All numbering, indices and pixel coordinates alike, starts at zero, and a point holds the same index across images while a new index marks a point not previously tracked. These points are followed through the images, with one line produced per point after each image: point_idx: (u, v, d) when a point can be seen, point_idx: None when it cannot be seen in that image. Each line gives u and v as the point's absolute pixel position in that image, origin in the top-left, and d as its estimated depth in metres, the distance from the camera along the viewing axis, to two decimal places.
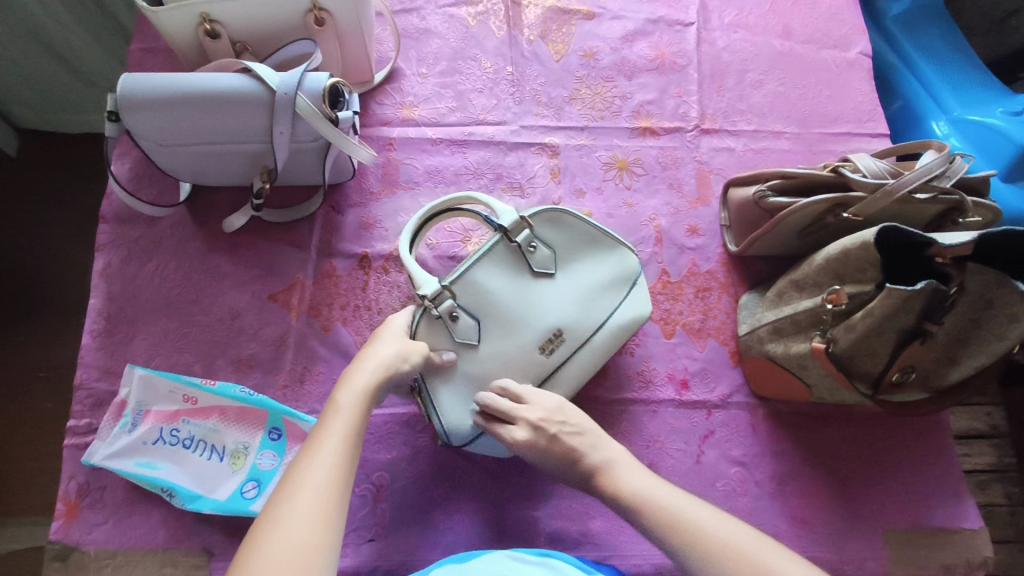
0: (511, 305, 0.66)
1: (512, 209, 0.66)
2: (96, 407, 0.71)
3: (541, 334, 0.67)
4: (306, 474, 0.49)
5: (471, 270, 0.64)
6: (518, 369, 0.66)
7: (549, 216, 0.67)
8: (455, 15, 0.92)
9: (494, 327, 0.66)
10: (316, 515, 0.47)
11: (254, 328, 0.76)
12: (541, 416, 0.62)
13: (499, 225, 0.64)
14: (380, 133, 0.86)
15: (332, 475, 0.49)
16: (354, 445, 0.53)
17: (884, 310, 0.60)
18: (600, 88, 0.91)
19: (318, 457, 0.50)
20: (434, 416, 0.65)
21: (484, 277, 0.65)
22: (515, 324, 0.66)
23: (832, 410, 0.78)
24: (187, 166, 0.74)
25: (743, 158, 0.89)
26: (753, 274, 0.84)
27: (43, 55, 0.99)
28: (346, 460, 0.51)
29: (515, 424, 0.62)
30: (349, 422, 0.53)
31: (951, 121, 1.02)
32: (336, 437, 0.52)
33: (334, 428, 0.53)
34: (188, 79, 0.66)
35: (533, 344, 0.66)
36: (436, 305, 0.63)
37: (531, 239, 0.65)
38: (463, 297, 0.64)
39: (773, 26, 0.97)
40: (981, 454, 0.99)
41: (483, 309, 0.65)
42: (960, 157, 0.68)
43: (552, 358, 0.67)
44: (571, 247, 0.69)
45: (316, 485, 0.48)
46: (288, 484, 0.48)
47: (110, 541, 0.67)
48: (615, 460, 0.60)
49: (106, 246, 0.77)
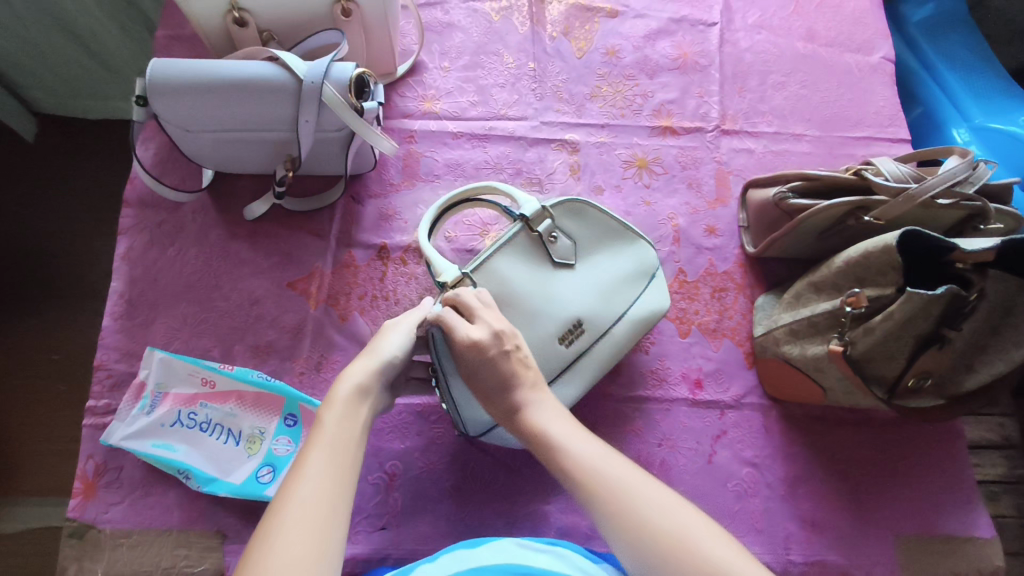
0: (533, 295, 0.65)
1: (534, 200, 0.66)
2: (115, 388, 0.72)
3: (562, 323, 0.66)
4: (294, 490, 0.46)
5: (493, 259, 0.64)
6: (538, 359, 0.66)
7: (570, 207, 0.68)
8: (478, 10, 0.93)
9: (514, 317, 0.65)
10: (309, 529, 0.44)
11: (272, 314, 0.76)
12: (488, 333, 0.58)
13: (521, 213, 0.65)
14: (401, 125, 0.86)
15: (324, 489, 0.47)
16: (347, 458, 0.50)
17: (904, 314, 0.59)
18: (621, 86, 0.91)
19: (307, 471, 0.48)
20: (452, 406, 0.65)
21: (505, 265, 0.65)
22: (535, 313, 0.65)
23: (846, 414, 0.78)
24: (210, 152, 0.74)
25: (763, 159, 0.89)
26: (770, 275, 0.84)
27: (69, 41, 1.00)
28: (339, 474, 0.49)
29: (473, 324, 0.59)
30: (336, 435, 0.51)
31: (972, 128, 1.01)
32: (324, 451, 0.50)
33: (320, 445, 0.50)
34: (220, 65, 0.67)
35: (553, 334, 0.66)
36: (457, 292, 0.63)
37: (552, 228, 0.66)
38: (485, 285, 0.64)
39: (796, 28, 0.96)
40: (992, 464, 0.98)
41: (504, 298, 0.65)
42: (984, 163, 0.66)
43: (571, 349, 0.67)
44: (591, 240, 0.69)
45: (304, 499, 0.46)
46: (276, 502, 0.46)
47: (126, 521, 0.68)
48: (540, 407, 0.57)
49: (129, 230, 0.78)
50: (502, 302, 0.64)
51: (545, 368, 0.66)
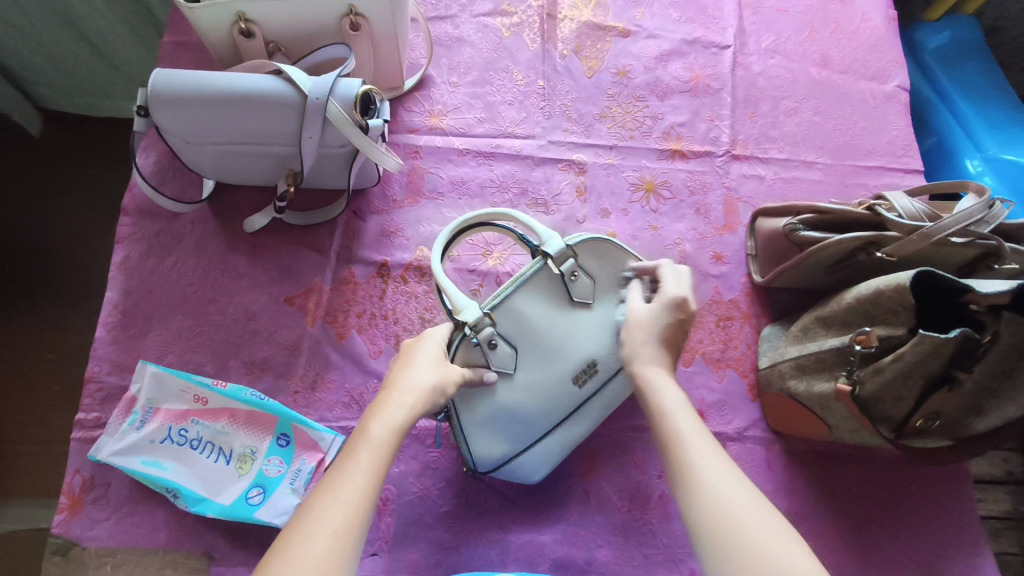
0: (549, 334, 0.65)
1: (558, 236, 0.64)
2: (106, 402, 0.71)
3: (577, 364, 0.66)
4: (324, 515, 0.43)
5: (513, 297, 0.63)
6: (552, 399, 0.66)
7: (593, 245, 0.66)
8: (489, 26, 0.91)
9: (529, 356, 0.65)
10: (325, 562, 0.40)
11: (269, 330, 0.75)
12: (675, 297, 0.60)
13: (544, 250, 0.63)
14: (407, 140, 0.85)
15: (349, 517, 0.43)
16: (379, 483, 0.47)
17: (915, 356, 0.58)
18: (631, 107, 0.90)
19: (338, 493, 0.44)
20: (462, 439, 0.65)
21: (525, 304, 0.64)
22: (550, 353, 0.65)
23: (850, 451, 0.77)
24: (211, 163, 0.73)
25: (773, 186, 0.88)
26: (776, 306, 0.83)
27: (76, 41, 1.00)
28: (368, 503, 0.45)
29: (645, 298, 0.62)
30: (380, 457, 0.48)
31: (986, 159, 0.99)
32: (361, 473, 0.46)
33: (359, 461, 0.47)
34: (225, 78, 0.65)
35: (567, 374, 0.66)
36: (476, 331, 0.60)
37: (574, 268, 0.64)
38: (503, 323, 0.63)
39: (811, 53, 0.95)
40: (996, 501, 0.96)
41: (521, 338, 0.64)
42: (1000, 202, 0.65)
43: (585, 389, 0.67)
44: (612, 279, 0.67)
45: (334, 526, 0.42)
46: (302, 522, 0.43)
47: (111, 539, 0.66)
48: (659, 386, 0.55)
49: (126, 239, 0.76)
50: (518, 342, 0.64)
51: (557, 407, 0.66)
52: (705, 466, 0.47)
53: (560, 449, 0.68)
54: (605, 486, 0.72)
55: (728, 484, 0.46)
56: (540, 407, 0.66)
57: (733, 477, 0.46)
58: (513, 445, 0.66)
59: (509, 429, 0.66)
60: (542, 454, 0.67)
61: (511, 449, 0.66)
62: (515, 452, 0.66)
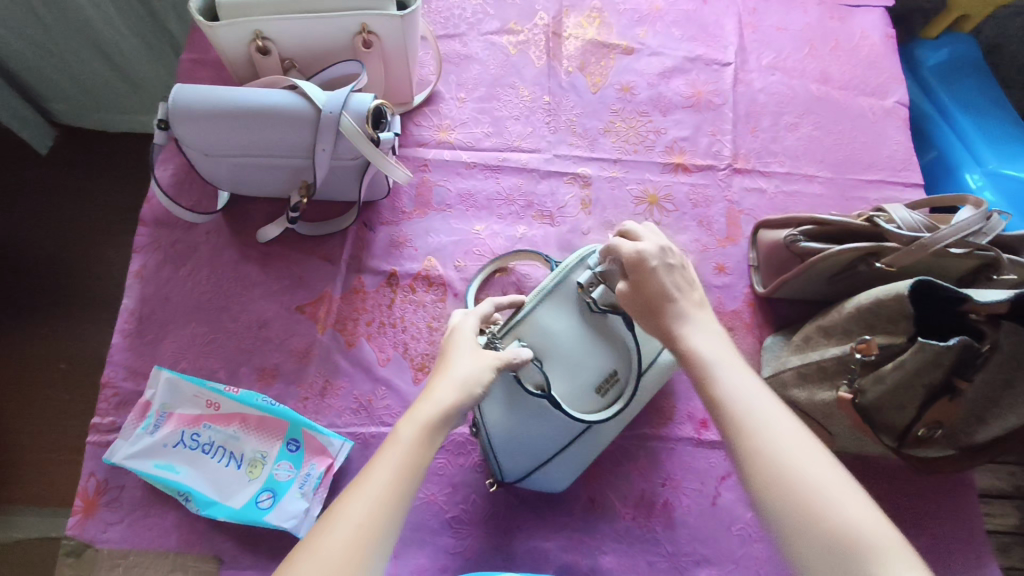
0: (572, 348, 0.66)
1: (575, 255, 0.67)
2: (121, 406, 0.72)
3: (599, 374, 0.67)
4: (348, 509, 0.45)
5: (535, 312, 0.65)
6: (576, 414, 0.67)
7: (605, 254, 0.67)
8: (496, 43, 0.94)
9: (554, 372, 0.66)
10: (348, 555, 0.43)
11: (280, 337, 0.77)
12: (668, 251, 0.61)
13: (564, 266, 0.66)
14: (415, 154, 0.87)
15: (377, 514, 0.45)
16: (409, 477, 0.48)
17: (915, 364, 0.58)
18: (634, 122, 0.92)
19: (364, 487, 0.46)
20: (491, 455, 0.67)
21: (547, 318, 0.65)
22: (573, 366, 0.66)
23: (852, 460, 0.77)
24: (227, 175, 0.75)
25: (775, 200, 0.89)
26: (779, 316, 0.84)
27: (96, 58, 1.03)
28: (396, 498, 0.46)
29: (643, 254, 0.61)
30: (407, 453, 0.49)
31: (986, 174, 1.00)
32: (387, 469, 0.48)
33: (386, 458, 0.48)
34: (244, 93, 0.68)
35: (589, 386, 0.66)
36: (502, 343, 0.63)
37: (594, 277, 0.65)
38: (530, 339, 0.65)
39: (810, 70, 0.97)
40: (1004, 515, 0.96)
41: (545, 352, 0.65)
42: (999, 214, 0.65)
43: (609, 399, 0.67)
44: None
45: (358, 520, 0.44)
46: (331, 514, 0.45)
47: (124, 541, 0.67)
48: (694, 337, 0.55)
49: (143, 249, 0.79)
50: (546, 357, 0.65)
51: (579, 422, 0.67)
52: (772, 425, 0.47)
53: (581, 459, 0.70)
54: (609, 494, 0.73)
55: (800, 441, 0.46)
56: (562, 422, 0.67)
57: (800, 436, 0.47)
58: (536, 459, 0.68)
59: (532, 444, 0.67)
60: (565, 466, 0.69)
61: (535, 462, 0.68)
62: (538, 464, 0.68)
